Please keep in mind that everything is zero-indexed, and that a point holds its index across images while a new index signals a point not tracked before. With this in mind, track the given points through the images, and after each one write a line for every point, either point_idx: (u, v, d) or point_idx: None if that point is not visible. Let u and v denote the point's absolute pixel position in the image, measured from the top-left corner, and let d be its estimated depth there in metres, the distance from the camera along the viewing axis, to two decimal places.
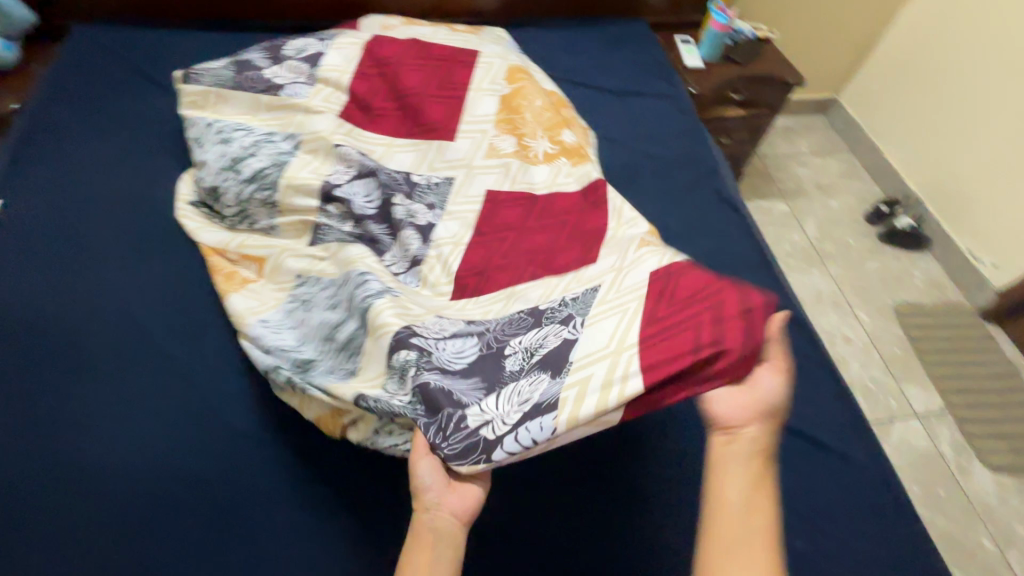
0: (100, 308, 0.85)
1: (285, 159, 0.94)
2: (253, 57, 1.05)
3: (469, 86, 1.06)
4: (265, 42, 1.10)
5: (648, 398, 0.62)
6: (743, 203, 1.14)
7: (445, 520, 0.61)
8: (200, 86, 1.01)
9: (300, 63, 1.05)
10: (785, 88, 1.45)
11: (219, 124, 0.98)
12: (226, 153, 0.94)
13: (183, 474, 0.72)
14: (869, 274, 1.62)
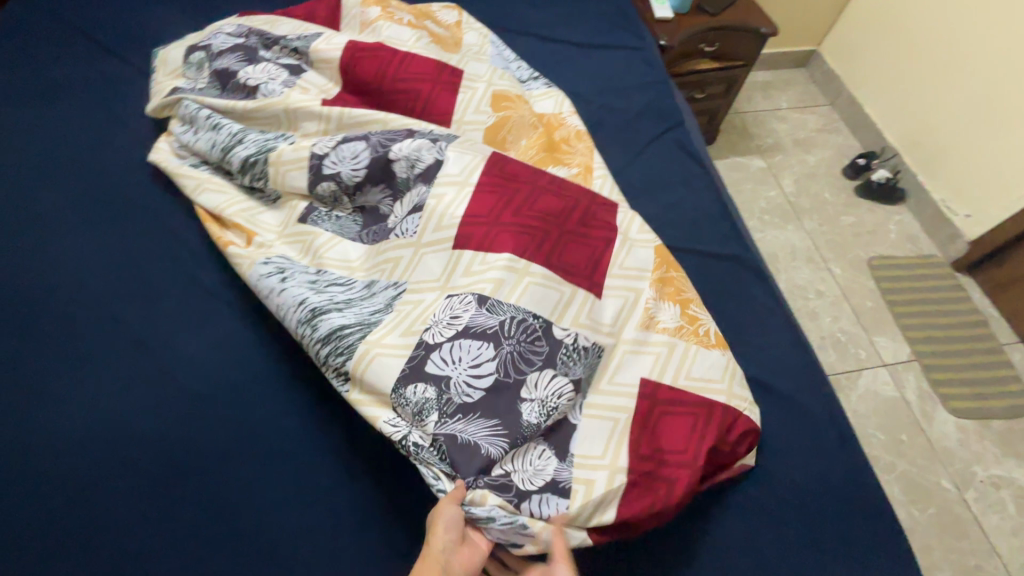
0: (49, 275, 0.84)
1: (272, 147, 0.89)
2: (229, 63, 0.97)
3: (452, 118, 0.98)
4: (239, 40, 1.01)
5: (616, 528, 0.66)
6: (708, 155, 1.13)
7: (456, 566, 0.56)
8: (179, 98, 0.95)
9: (278, 68, 0.97)
10: (759, 40, 1.41)
11: (202, 113, 0.92)
12: (216, 142, 0.90)
13: (139, 433, 0.72)
14: (844, 228, 1.62)
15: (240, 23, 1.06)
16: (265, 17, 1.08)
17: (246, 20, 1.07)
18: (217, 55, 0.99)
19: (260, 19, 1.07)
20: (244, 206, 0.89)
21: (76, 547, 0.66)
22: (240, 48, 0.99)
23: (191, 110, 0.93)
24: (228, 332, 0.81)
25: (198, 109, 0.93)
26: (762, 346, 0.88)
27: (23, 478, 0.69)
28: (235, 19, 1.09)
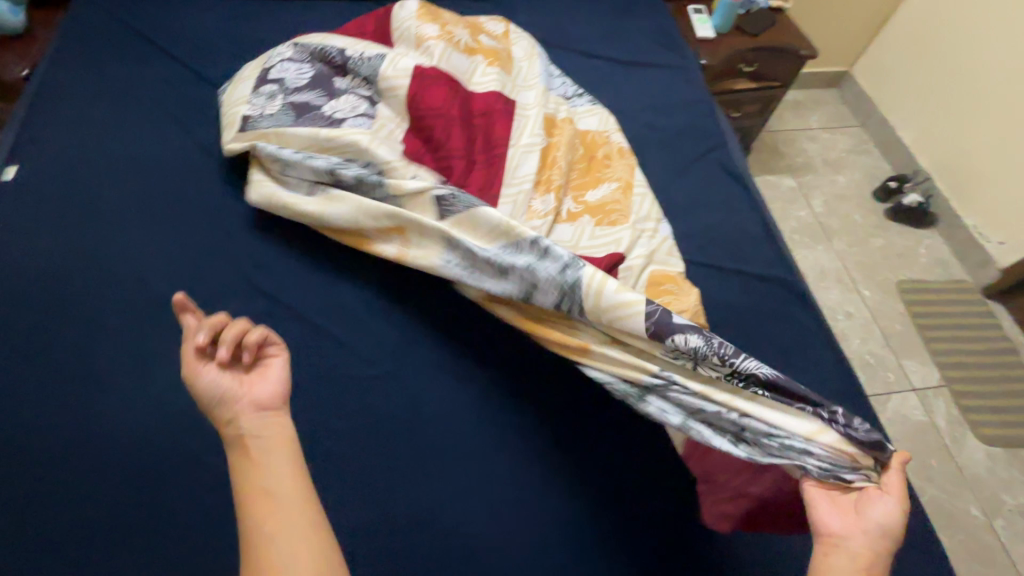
0: (125, 280, 0.90)
1: (373, 170, 0.92)
2: (307, 98, 1.01)
3: (508, 142, 1.02)
4: (310, 69, 1.05)
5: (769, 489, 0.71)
6: (750, 176, 1.14)
7: (253, 416, 0.61)
8: (259, 129, 0.98)
9: (357, 100, 1.02)
10: (798, 61, 1.42)
11: (289, 153, 0.95)
12: (320, 168, 0.94)
13: (207, 431, 0.78)
14: (873, 250, 1.62)
15: (293, 44, 1.08)
16: (318, 35, 1.10)
17: (299, 40, 1.09)
18: (291, 89, 1.03)
19: (311, 40, 1.08)
20: (360, 214, 0.90)
21: (156, 536, 0.71)
22: (313, 81, 1.03)
23: (279, 153, 0.95)
24: (288, 337, 0.87)
25: (285, 148, 0.96)
26: (807, 369, 0.89)
27: (102, 470, 0.75)
28: (286, 43, 1.10)
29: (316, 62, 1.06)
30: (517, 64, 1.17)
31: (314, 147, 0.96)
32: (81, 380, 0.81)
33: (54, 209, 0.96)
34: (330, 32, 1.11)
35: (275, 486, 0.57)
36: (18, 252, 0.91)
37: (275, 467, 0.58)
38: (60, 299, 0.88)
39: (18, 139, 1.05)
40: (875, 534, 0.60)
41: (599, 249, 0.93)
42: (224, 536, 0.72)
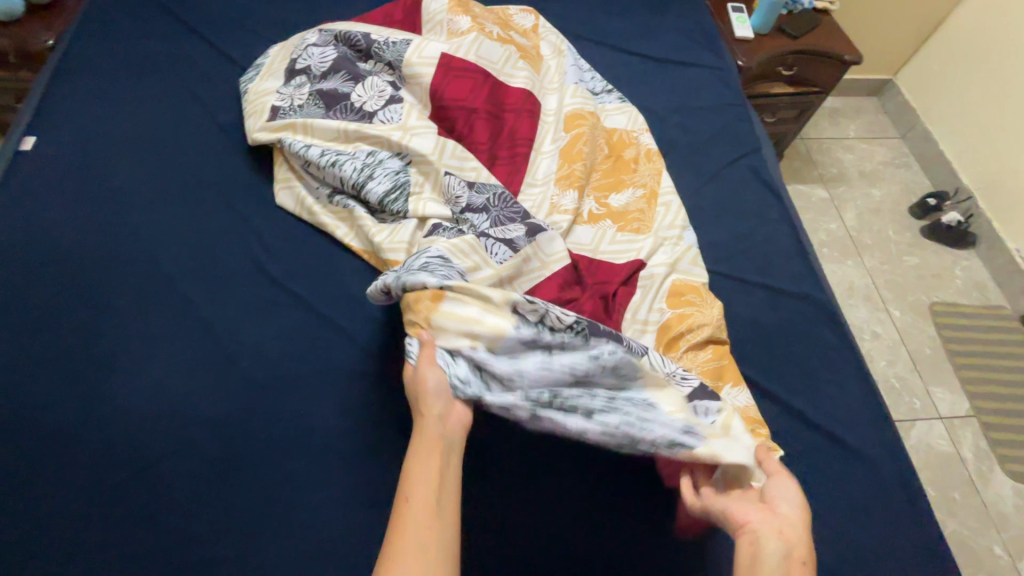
0: (133, 256, 0.89)
1: (403, 181, 0.91)
2: (335, 83, 0.99)
3: (532, 143, 1.00)
4: (336, 54, 1.02)
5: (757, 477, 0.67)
6: (783, 186, 1.09)
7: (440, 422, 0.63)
8: (285, 121, 0.97)
9: (382, 83, 0.99)
10: (841, 67, 1.35)
11: (315, 152, 0.94)
12: (345, 177, 0.92)
13: (204, 416, 0.76)
14: (906, 269, 1.55)
15: (319, 32, 1.06)
16: (345, 23, 1.07)
17: (325, 26, 1.07)
18: (319, 77, 1.01)
19: (339, 27, 1.05)
20: (382, 234, 0.88)
21: (143, 523, 0.69)
22: (337, 64, 1.00)
23: (306, 152, 0.94)
24: (294, 326, 0.85)
25: (313, 144, 0.95)
26: (835, 394, 0.83)
27: (96, 449, 0.73)
28: (310, 30, 1.07)
29: (341, 47, 1.04)
30: (545, 64, 1.14)
31: (343, 150, 0.95)
32: (82, 355, 0.80)
33: (69, 181, 0.95)
34: (357, 20, 1.08)
35: (438, 480, 0.58)
36: (32, 222, 0.91)
37: (424, 474, 0.57)
38: (68, 271, 0.87)
39: (40, 108, 1.04)
40: (784, 520, 0.57)
41: (619, 255, 0.92)
42: (215, 528, 0.69)
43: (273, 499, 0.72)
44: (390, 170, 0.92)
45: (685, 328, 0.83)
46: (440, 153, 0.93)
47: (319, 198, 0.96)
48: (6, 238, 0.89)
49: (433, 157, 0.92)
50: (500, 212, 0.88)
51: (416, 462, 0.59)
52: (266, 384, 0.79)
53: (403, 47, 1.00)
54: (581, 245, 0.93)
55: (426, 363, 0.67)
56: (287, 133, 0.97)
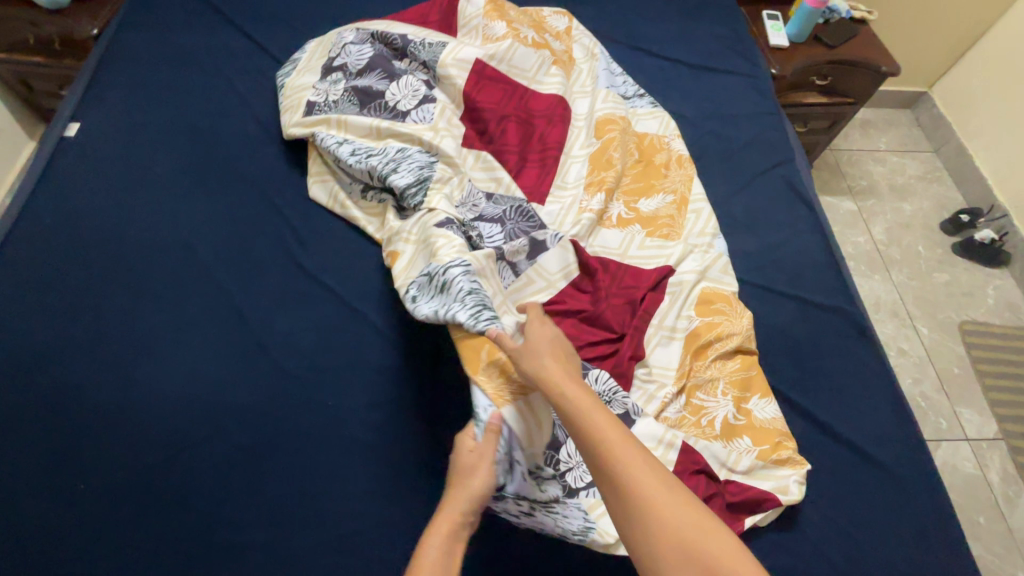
0: (169, 243, 0.91)
1: (427, 174, 0.89)
2: (369, 82, 1.00)
3: (563, 147, 1.00)
4: (372, 53, 1.03)
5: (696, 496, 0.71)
6: (816, 197, 1.08)
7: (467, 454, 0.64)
8: (320, 117, 0.98)
9: (416, 82, 0.99)
10: (878, 79, 1.32)
11: (346, 148, 0.94)
12: (372, 170, 0.92)
13: (232, 403, 0.78)
14: (936, 286, 1.52)
15: (357, 31, 1.07)
16: (382, 22, 1.08)
17: (361, 25, 1.08)
18: (354, 75, 1.02)
19: (377, 27, 1.07)
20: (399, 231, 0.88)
21: (171, 504, 0.71)
22: (372, 62, 1.01)
23: (340, 148, 0.94)
24: (322, 318, 0.86)
25: (347, 140, 0.96)
26: (866, 410, 0.82)
27: (128, 429, 0.75)
28: (348, 28, 1.09)
29: (378, 45, 1.05)
30: (576, 68, 1.14)
31: (375, 147, 0.95)
32: (116, 337, 0.82)
33: (110, 169, 0.98)
34: (393, 20, 1.09)
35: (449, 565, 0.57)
36: (73, 206, 0.93)
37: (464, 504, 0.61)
38: (106, 255, 0.89)
39: (85, 96, 1.07)
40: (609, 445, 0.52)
41: (648, 260, 0.91)
42: (243, 516, 0.70)
43: (298, 488, 0.72)
44: (416, 166, 0.90)
45: (714, 337, 0.83)
46: (465, 162, 0.94)
47: (349, 192, 0.97)
48: (49, 222, 0.91)
49: (459, 162, 0.93)
50: (514, 226, 0.88)
51: (427, 547, 0.57)
52: (294, 374, 0.81)
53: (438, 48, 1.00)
54: (608, 249, 0.92)
55: (485, 459, 0.63)
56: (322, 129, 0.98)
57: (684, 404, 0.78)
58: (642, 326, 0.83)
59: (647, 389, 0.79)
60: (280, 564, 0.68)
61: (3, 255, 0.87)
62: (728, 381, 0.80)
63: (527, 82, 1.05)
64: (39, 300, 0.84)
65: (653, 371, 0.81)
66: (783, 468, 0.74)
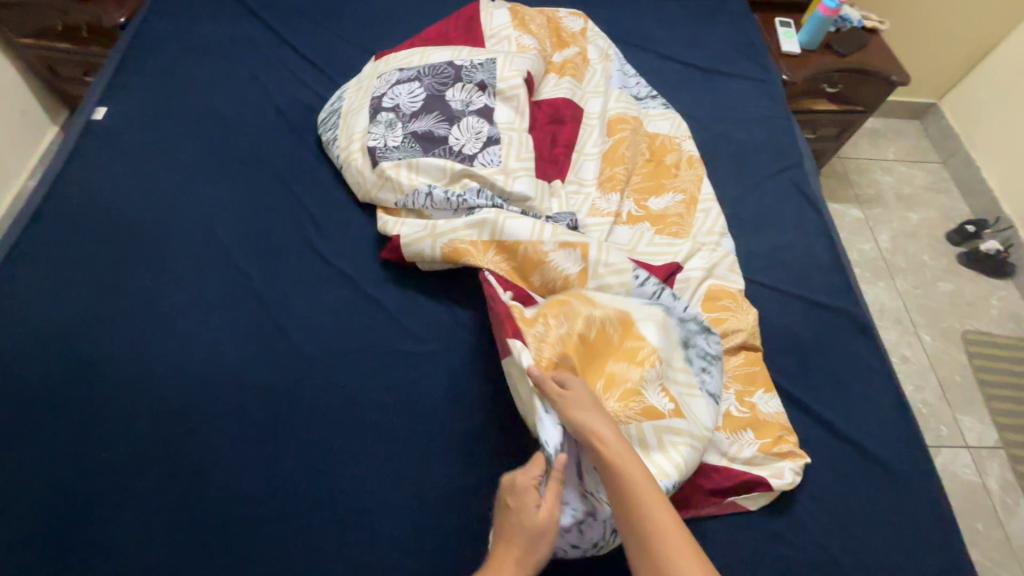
0: (191, 226, 0.94)
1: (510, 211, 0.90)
2: (428, 122, 0.97)
3: (574, 146, 1.03)
4: (422, 77, 1.01)
5: (706, 492, 0.73)
6: (823, 201, 1.09)
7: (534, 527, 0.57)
8: (390, 162, 0.93)
9: (475, 119, 0.97)
10: (887, 87, 1.34)
11: (424, 191, 0.91)
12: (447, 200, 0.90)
13: (250, 380, 0.80)
14: (940, 295, 1.53)
15: (385, 65, 1.06)
16: (404, 50, 1.07)
17: (388, 57, 1.08)
18: (409, 118, 0.98)
19: (404, 57, 1.06)
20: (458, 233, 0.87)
21: (189, 476, 0.73)
22: (429, 104, 0.98)
23: (425, 203, 0.90)
24: (338, 302, 0.88)
25: (432, 188, 0.91)
26: (867, 408, 0.84)
27: (149, 402, 0.77)
28: (378, 65, 1.07)
29: (426, 77, 1.01)
30: (587, 67, 1.16)
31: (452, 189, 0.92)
32: (139, 314, 0.84)
33: (136, 152, 1.01)
34: (421, 44, 1.08)
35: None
36: (99, 187, 0.96)
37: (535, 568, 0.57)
38: (131, 235, 0.92)
39: (112, 82, 1.10)
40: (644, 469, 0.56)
41: (657, 256, 0.93)
42: (258, 491, 0.72)
43: (312, 464, 0.75)
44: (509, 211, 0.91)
45: (719, 332, 0.84)
46: (542, 198, 0.94)
47: (407, 198, 0.92)
48: (77, 202, 0.94)
49: (536, 202, 0.93)
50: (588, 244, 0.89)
51: None
52: (311, 355, 0.83)
53: (485, 79, 1.01)
54: (620, 244, 0.94)
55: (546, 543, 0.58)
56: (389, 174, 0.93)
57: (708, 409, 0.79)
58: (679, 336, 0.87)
59: None
60: (293, 537, 0.70)
61: (32, 233, 0.90)
62: (765, 390, 0.81)
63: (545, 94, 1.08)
64: (67, 277, 0.87)
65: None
66: (782, 459, 0.75)
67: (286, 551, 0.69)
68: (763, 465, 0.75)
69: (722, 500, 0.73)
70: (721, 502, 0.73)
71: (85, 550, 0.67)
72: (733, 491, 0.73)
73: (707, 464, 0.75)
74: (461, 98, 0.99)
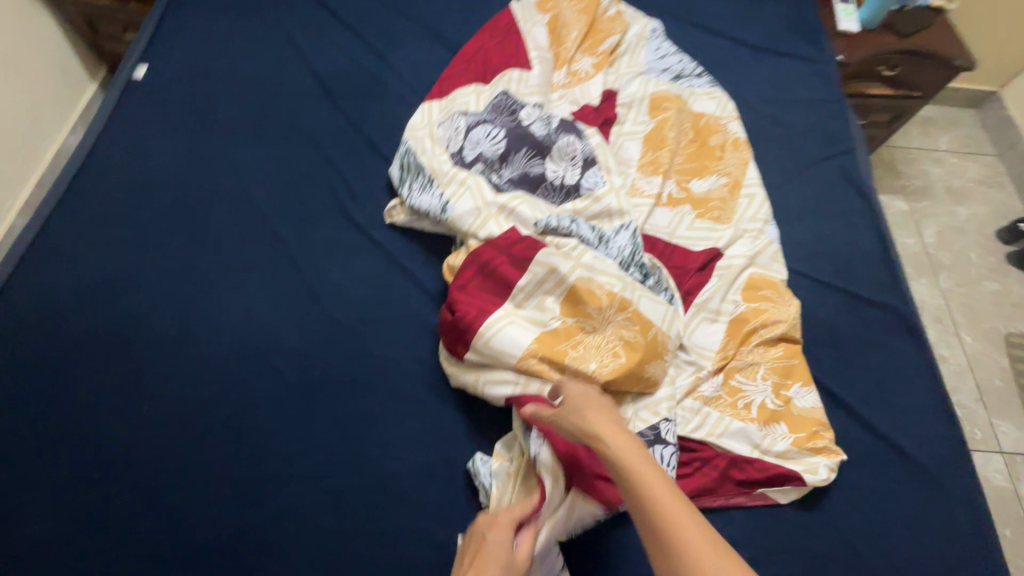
0: (228, 188, 0.94)
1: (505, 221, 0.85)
2: (514, 155, 0.92)
3: (613, 129, 1.02)
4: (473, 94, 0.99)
5: (733, 488, 0.72)
6: (874, 189, 1.04)
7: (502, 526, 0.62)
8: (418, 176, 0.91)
9: (512, 143, 0.93)
10: (950, 73, 1.25)
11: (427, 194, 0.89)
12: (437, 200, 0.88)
13: (286, 345, 0.81)
14: (983, 295, 1.47)
15: (441, 112, 0.98)
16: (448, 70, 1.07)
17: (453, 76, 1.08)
18: (497, 164, 0.91)
19: (460, 97, 0.99)
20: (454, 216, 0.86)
21: (226, 435, 0.75)
22: (478, 128, 0.94)
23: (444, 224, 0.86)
24: (371, 272, 0.88)
25: (448, 204, 0.86)
26: (907, 408, 0.81)
27: (188, 360, 0.79)
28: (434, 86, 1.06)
29: (495, 114, 0.96)
30: (625, 41, 1.12)
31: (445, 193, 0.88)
32: (179, 273, 0.86)
33: (175, 112, 1.01)
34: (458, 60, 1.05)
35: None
36: (141, 145, 0.97)
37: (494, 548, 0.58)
38: (172, 195, 0.93)
39: (153, 40, 1.10)
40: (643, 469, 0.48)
41: (696, 241, 0.90)
42: (293, 453, 0.74)
43: (344, 429, 0.76)
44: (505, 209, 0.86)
45: (759, 323, 0.82)
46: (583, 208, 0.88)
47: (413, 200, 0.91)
48: (118, 160, 0.95)
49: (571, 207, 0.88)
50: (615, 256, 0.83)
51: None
52: (344, 323, 0.83)
53: (537, 101, 0.99)
54: (659, 229, 0.91)
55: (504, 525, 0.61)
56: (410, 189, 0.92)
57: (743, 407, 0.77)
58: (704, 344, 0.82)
59: (685, 368, 0.80)
60: (326, 499, 0.71)
61: (77, 189, 0.92)
62: (803, 384, 0.79)
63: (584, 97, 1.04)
64: (110, 235, 0.88)
65: (692, 349, 0.81)
66: (816, 455, 0.74)
67: (318, 512, 0.71)
68: (797, 463, 0.73)
69: (751, 494, 0.72)
70: (748, 496, 0.72)
71: (132, 499, 0.70)
72: (761, 485, 0.72)
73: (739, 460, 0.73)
74: (539, 117, 0.95)
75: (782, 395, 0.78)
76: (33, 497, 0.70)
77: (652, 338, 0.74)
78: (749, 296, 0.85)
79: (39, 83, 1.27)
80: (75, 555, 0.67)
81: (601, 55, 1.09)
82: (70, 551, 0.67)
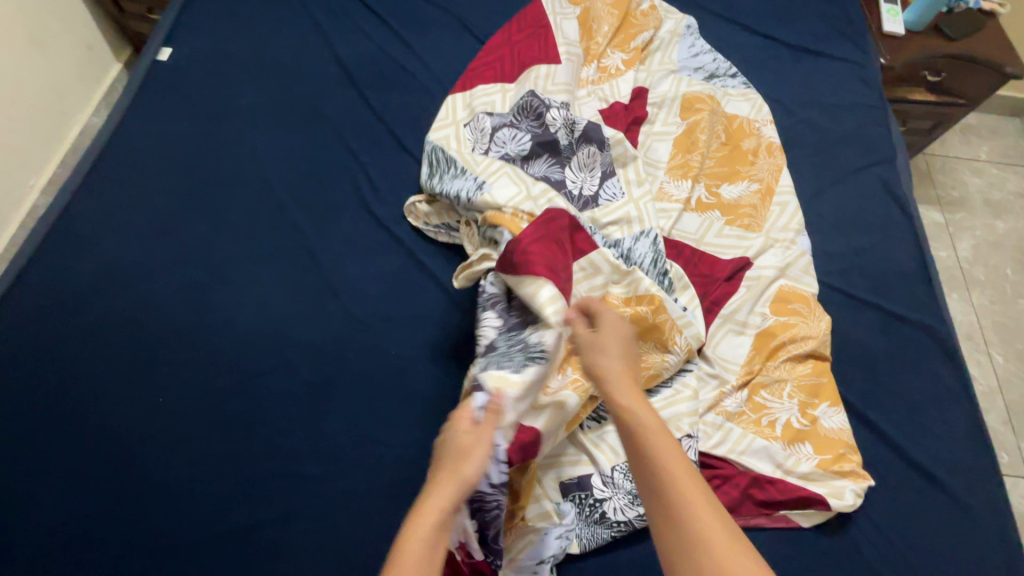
0: (249, 176, 0.93)
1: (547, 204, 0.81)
2: (539, 155, 0.89)
3: (643, 129, 0.98)
4: (495, 91, 0.97)
5: (753, 509, 0.70)
6: (913, 201, 1.00)
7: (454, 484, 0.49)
8: (438, 175, 0.89)
9: (533, 143, 0.89)
10: (998, 80, 1.19)
11: (455, 185, 0.85)
12: (467, 187, 0.84)
13: (301, 338, 0.80)
14: (1018, 314, 1.41)
15: (465, 108, 0.96)
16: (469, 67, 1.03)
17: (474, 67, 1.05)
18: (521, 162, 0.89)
19: (484, 95, 0.96)
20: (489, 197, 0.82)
21: (239, 427, 0.74)
22: (500, 126, 0.92)
23: (477, 203, 0.82)
24: (390, 268, 0.87)
25: (484, 185, 0.84)
26: (939, 431, 0.78)
27: (204, 349, 0.79)
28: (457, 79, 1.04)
29: (520, 116, 0.92)
30: (658, 37, 1.08)
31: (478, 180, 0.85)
32: (198, 260, 0.85)
33: (198, 97, 1.00)
34: (484, 52, 1.02)
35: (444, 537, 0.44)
36: (164, 129, 0.96)
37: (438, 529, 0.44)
38: (193, 180, 0.92)
39: (179, 22, 1.08)
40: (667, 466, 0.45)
41: (725, 249, 0.87)
42: (307, 450, 0.73)
43: (357, 427, 0.75)
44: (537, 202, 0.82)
45: (788, 337, 0.79)
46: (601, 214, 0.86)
47: (435, 194, 0.88)
48: (141, 143, 0.94)
49: (590, 214, 0.85)
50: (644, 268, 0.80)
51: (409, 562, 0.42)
52: (361, 319, 0.82)
53: (564, 99, 0.95)
54: (687, 235, 0.89)
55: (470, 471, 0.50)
56: (428, 189, 0.89)
57: (767, 425, 0.74)
58: (730, 356, 0.79)
59: (709, 381, 0.77)
60: (336, 497, 0.70)
61: (100, 171, 0.91)
62: (832, 404, 0.76)
63: (613, 95, 1.01)
64: (131, 219, 0.88)
65: (716, 361, 0.78)
66: (842, 478, 0.71)
67: (328, 511, 0.69)
68: (825, 489, 0.71)
69: (769, 516, 0.70)
70: (768, 518, 0.70)
71: (144, 490, 0.69)
72: (782, 508, 0.70)
73: (763, 480, 0.71)
74: (564, 123, 0.91)
75: (809, 414, 0.75)
76: (47, 482, 0.69)
77: (661, 322, 0.73)
78: (779, 309, 0.82)
79: (64, 61, 1.27)
80: (85, 542, 0.66)
81: (632, 51, 1.06)
82: (81, 538, 0.66)
